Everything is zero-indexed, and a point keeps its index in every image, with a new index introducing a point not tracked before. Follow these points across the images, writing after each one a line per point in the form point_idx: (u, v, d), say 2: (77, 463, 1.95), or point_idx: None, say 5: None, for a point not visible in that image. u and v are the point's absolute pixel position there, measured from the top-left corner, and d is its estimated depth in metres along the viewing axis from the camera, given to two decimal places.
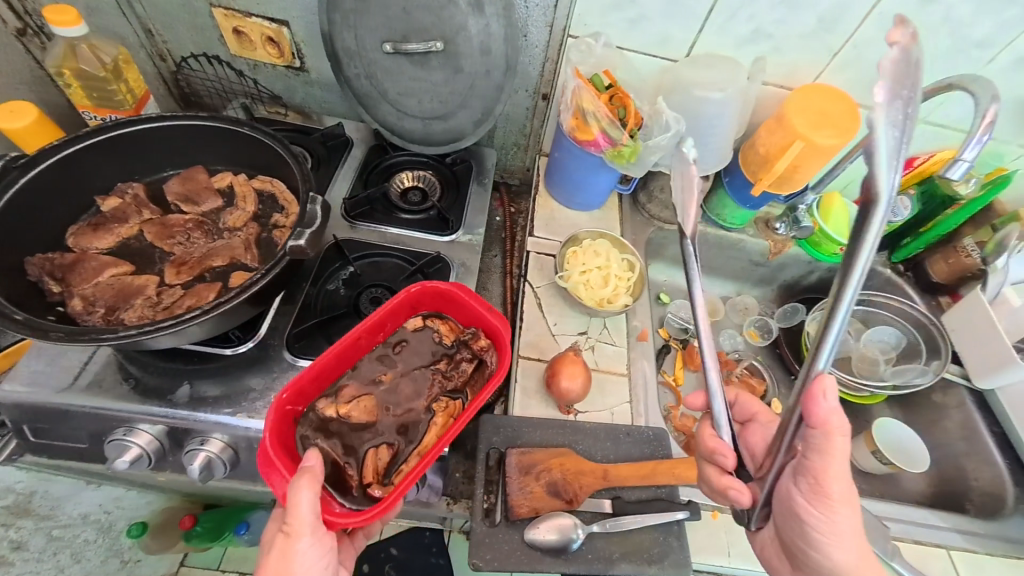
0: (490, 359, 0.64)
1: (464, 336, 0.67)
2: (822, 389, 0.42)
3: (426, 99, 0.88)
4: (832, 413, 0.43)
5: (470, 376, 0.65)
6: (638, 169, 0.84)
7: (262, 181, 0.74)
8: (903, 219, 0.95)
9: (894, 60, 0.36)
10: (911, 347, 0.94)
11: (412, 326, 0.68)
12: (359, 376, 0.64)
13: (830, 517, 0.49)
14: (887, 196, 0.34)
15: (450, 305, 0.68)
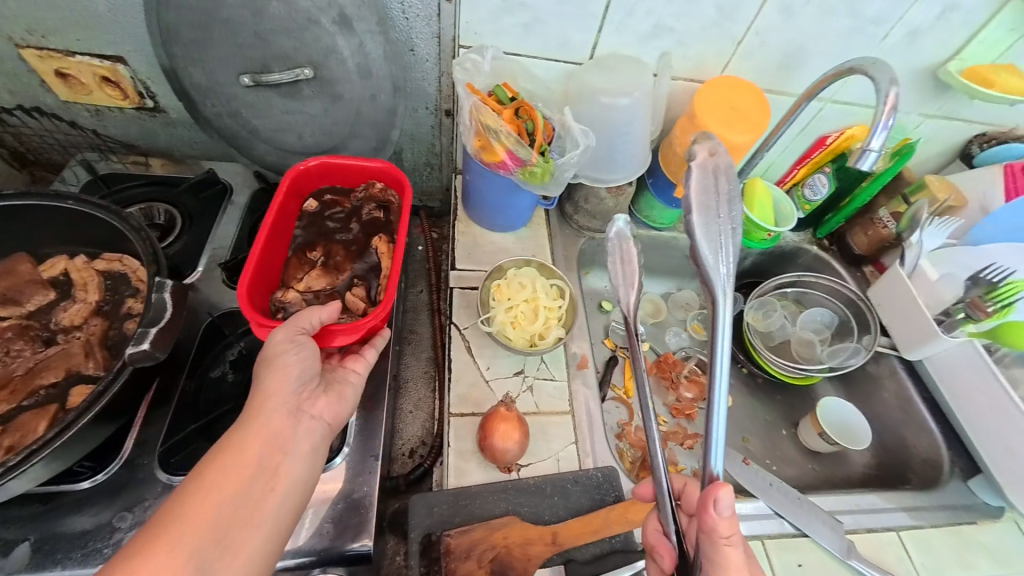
0: (391, 197, 0.69)
1: (360, 194, 0.69)
2: (715, 496, 0.44)
3: (308, 132, 0.77)
4: (722, 526, 0.44)
5: (386, 220, 0.68)
6: (556, 186, 0.77)
7: (107, 261, 0.62)
8: (822, 198, 0.95)
9: (697, 181, 0.48)
10: (844, 325, 0.96)
11: (310, 209, 0.68)
12: (294, 262, 0.65)
13: None
14: (722, 295, 0.47)
15: (329, 175, 0.69)
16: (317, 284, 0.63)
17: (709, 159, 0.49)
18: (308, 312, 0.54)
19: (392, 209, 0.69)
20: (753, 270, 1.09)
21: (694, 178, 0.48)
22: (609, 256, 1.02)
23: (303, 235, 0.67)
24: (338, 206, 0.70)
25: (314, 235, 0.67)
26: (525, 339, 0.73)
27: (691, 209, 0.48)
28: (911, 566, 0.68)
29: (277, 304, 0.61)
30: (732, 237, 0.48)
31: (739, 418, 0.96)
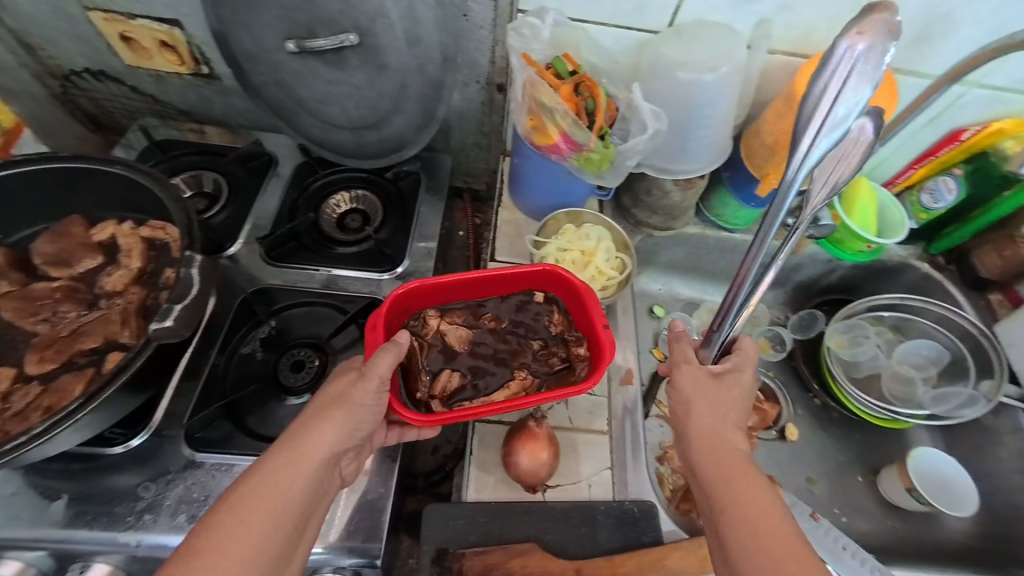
0: (580, 370, 0.57)
1: (568, 336, 0.60)
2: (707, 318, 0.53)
3: (352, 105, 0.73)
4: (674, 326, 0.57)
5: (552, 373, 0.58)
6: (614, 177, 0.67)
7: (151, 228, 0.62)
8: (945, 207, 0.79)
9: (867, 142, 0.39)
10: (955, 362, 0.79)
11: (528, 300, 0.62)
12: (468, 309, 0.62)
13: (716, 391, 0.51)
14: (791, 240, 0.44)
15: (573, 298, 0.60)
16: (456, 340, 0.59)
17: (855, 41, 0.33)
18: (388, 359, 0.48)
19: (568, 375, 0.58)
20: (840, 286, 0.92)
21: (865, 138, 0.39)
22: (667, 257, 0.91)
23: (496, 301, 0.62)
24: (548, 321, 0.61)
25: (509, 319, 0.62)
26: None
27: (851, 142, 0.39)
28: None
29: (417, 322, 0.59)
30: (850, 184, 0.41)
31: (805, 454, 0.83)
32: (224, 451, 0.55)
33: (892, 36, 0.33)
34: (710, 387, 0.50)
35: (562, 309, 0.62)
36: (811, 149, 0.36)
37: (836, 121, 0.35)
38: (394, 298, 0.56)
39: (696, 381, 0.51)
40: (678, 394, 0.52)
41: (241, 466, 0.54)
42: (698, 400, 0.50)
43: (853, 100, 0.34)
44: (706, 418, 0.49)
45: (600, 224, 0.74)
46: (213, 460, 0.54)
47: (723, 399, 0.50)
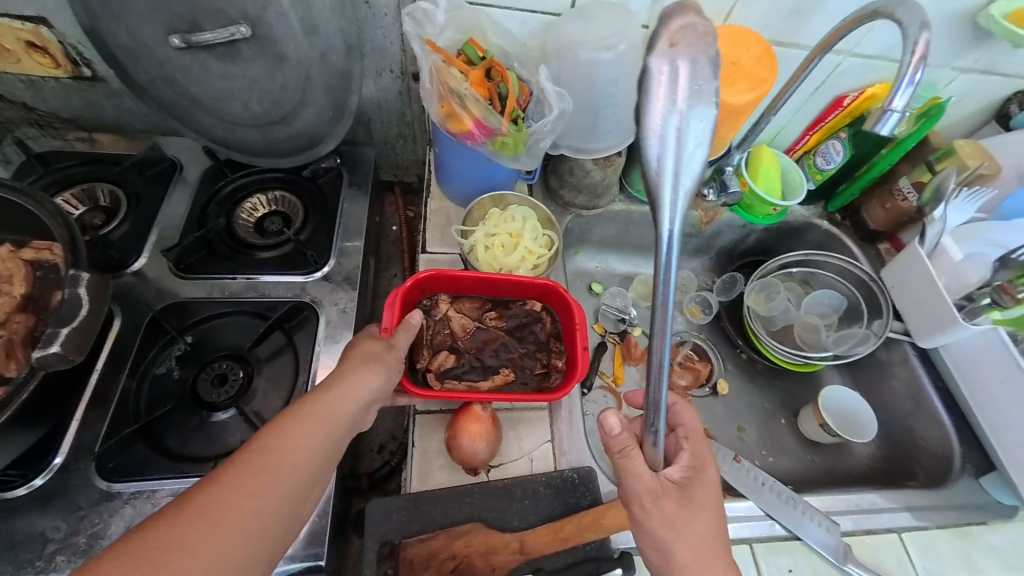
0: (556, 379, 0.62)
1: (555, 348, 0.65)
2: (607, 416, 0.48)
3: (255, 101, 0.69)
4: (612, 437, 0.48)
5: (532, 376, 0.64)
6: (531, 159, 0.69)
7: (32, 253, 0.56)
8: (835, 167, 0.86)
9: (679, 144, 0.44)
10: (853, 308, 0.88)
11: (526, 307, 0.67)
12: (475, 302, 0.67)
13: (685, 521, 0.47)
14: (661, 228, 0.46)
15: (565, 316, 0.65)
16: (460, 329, 0.65)
17: (667, 58, 0.43)
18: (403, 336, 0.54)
19: (546, 382, 0.63)
20: (756, 248, 1.00)
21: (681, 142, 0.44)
22: (599, 234, 0.95)
23: (500, 301, 0.68)
24: (543, 329, 0.66)
25: (510, 320, 0.67)
26: (492, 268, 0.71)
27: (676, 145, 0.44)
28: (913, 571, 0.63)
29: (428, 307, 0.66)
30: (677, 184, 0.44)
31: (734, 405, 0.90)
32: (142, 478, 0.52)
33: (705, 53, 0.42)
34: (684, 520, 0.46)
35: (554, 320, 0.67)
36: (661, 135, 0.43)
37: (684, 132, 0.43)
38: (416, 280, 0.62)
39: (669, 520, 0.46)
40: (654, 538, 0.46)
41: (163, 491, 0.52)
42: (675, 539, 0.46)
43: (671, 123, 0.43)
44: (689, 561, 0.46)
45: (525, 205, 0.76)
46: (131, 489, 0.51)
47: (700, 526, 0.47)
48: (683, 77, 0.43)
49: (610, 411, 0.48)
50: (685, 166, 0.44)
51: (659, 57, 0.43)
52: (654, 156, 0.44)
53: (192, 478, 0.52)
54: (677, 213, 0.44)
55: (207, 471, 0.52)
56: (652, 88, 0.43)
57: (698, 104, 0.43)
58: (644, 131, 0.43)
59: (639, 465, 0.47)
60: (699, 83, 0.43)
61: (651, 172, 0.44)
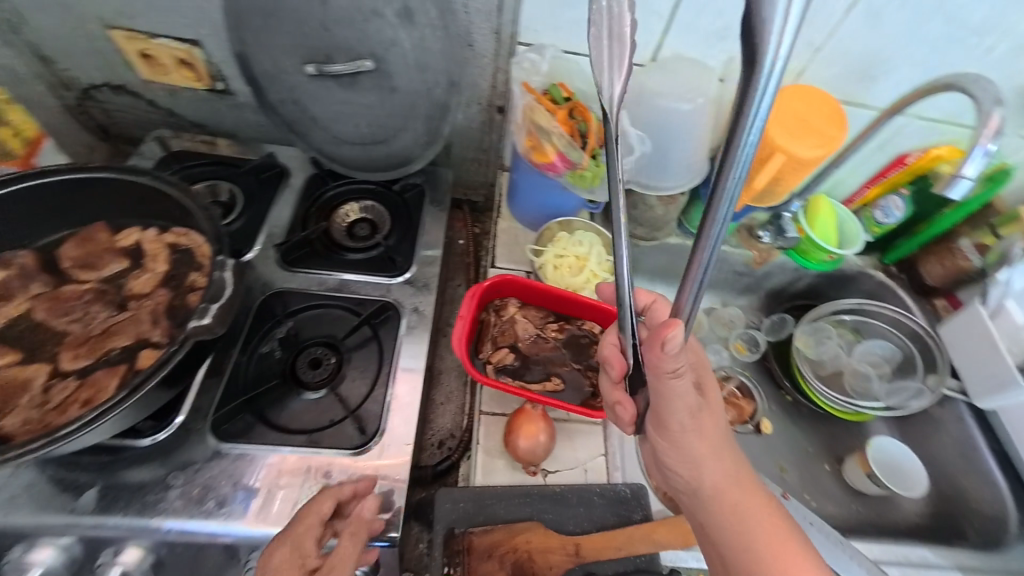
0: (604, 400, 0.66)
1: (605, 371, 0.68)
2: (666, 336, 0.40)
3: (363, 123, 0.78)
4: (666, 359, 0.42)
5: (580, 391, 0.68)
6: (604, 192, 0.74)
7: (176, 235, 0.65)
8: (895, 222, 0.88)
9: None
10: (906, 360, 0.89)
11: (585, 328, 0.72)
12: (539, 312, 0.73)
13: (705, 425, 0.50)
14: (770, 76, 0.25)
15: None
16: (523, 332, 0.70)
17: None
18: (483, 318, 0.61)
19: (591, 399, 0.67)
20: (806, 292, 1.02)
21: None
22: (651, 265, 1.00)
23: (562, 317, 0.73)
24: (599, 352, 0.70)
25: (569, 336, 0.71)
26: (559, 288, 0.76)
27: None
28: None
29: (497, 308, 0.72)
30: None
31: (777, 445, 0.91)
32: (247, 442, 0.58)
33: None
34: (707, 422, 0.50)
35: None
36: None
37: None
38: (494, 282, 0.69)
39: (697, 428, 0.50)
40: (685, 451, 0.50)
41: (264, 457, 0.58)
42: (700, 443, 0.50)
43: None
44: (710, 459, 0.50)
45: (590, 231, 0.81)
46: (239, 451, 0.58)
47: (715, 422, 0.51)
48: None
49: (678, 324, 0.40)
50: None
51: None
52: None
53: (287, 448, 0.58)
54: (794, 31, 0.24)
55: (301, 443, 0.59)
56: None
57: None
58: None
59: (683, 385, 0.46)
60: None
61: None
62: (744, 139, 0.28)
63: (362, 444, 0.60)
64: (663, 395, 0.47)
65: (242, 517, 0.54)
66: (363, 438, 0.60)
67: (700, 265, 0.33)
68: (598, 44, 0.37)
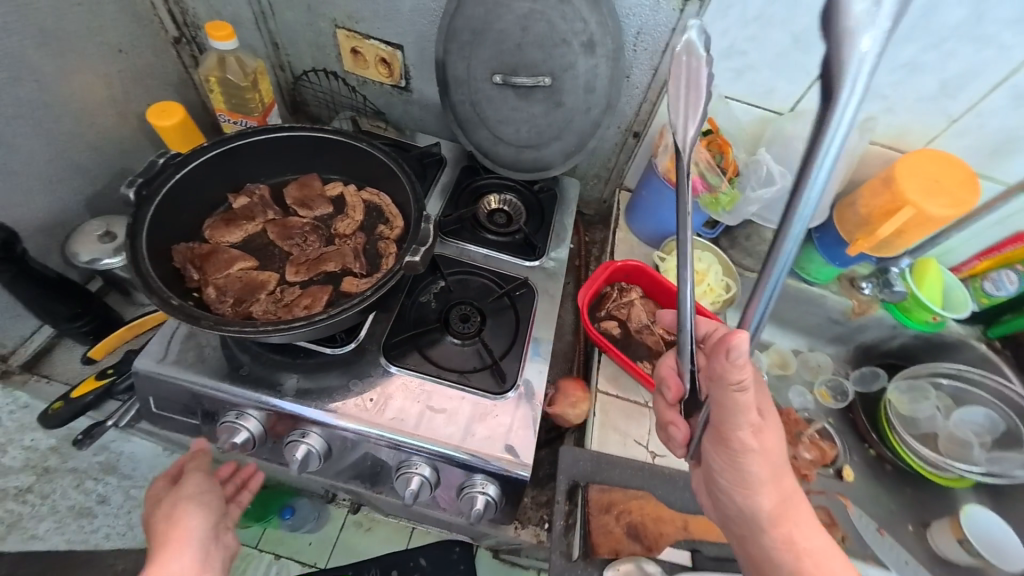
0: None
1: None
2: (731, 343, 0.43)
3: (525, 128, 0.92)
4: (735, 369, 0.44)
5: None
6: (733, 218, 0.83)
7: (370, 194, 0.80)
8: (1007, 295, 0.90)
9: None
10: (1009, 434, 0.89)
11: None
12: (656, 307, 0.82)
13: (766, 445, 0.50)
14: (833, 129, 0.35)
15: None
16: (636, 316, 0.81)
17: None
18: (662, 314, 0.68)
19: None
20: (899, 352, 1.02)
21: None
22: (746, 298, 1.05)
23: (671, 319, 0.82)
24: None
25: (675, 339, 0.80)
26: None
27: None
28: None
29: (621, 288, 0.83)
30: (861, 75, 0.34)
31: (857, 494, 0.92)
32: (408, 367, 0.69)
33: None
34: (769, 443, 0.50)
35: None
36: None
37: None
38: (627, 265, 0.82)
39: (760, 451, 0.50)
40: (744, 474, 0.50)
41: (422, 385, 0.68)
42: (760, 467, 0.50)
43: None
44: (765, 483, 0.51)
45: (708, 253, 0.88)
46: (402, 376, 0.68)
47: (776, 446, 0.51)
48: None
49: (744, 334, 0.43)
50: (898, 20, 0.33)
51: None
52: (858, 16, 0.33)
53: (444, 381, 0.68)
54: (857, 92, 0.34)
55: (452, 379, 0.69)
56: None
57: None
58: None
59: (749, 401, 0.47)
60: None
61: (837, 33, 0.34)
62: (813, 176, 0.37)
63: (499, 393, 0.68)
64: (725, 408, 0.48)
65: (403, 428, 0.64)
66: (500, 387, 0.69)
67: (777, 261, 0.41)
68: (679, 94, 0.54)
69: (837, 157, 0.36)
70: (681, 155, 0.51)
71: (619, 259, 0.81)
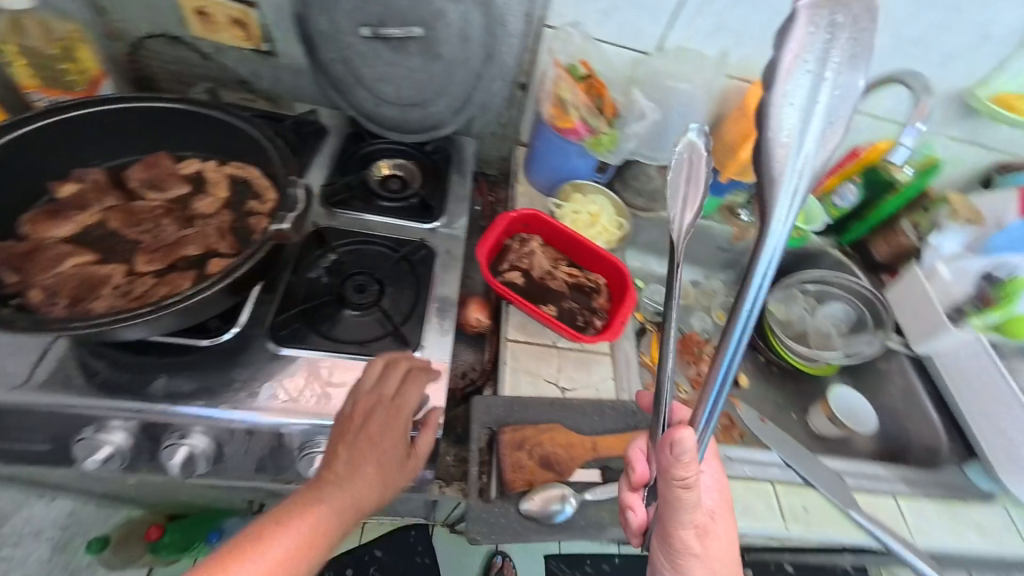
0: (591, 330, 0.77)
1: (598, 313, 0.79)
2: (675, 439, 0.45)
3: (405, 85, 0.87)
4: (679, 465, 0.46)
5: (570, 320, 0.78)
6: (616, 157, 0.86)
7: (234, 168, 0.71)
8: (849, 204, 1.04)
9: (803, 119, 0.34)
10: (860, 320, 1.02)
11: (590, 280, 0.82)
12: (556, 254, 0.84)
13: (709, 547, 0.53)
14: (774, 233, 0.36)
15: (623, 292, 0.80)
16: (539, 265, 0.83)
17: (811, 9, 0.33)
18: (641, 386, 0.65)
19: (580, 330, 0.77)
20: (777, 268, 1.16)
21: (808, 123, 0.34)
22: (646, 238, 1.12)
23: (571, 263, 0.84)
24: (598, 301, 0.81)
25: (577, 282, 0.82)
26: None
27: (767, 109, 0.34)
28: (904, 525, 0.75)
29: (521, 239, 0.84)
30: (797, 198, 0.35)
31: (751, 396, 1.04)
32: (302, 344, 0.65)
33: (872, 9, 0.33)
34: (713, 549, 0.53)
35: (607, 296, 0.81)
36: (799, 111, 0.34)
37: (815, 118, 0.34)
38: (523, 212, 0.82)
39: (703, 548, 0.52)
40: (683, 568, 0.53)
41: (320, 361, 0.65)
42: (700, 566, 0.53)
43: (799, 98, 0.34)
44: None
45: (601, 195, 0.92)
46: (296, 356, 0.64)
47: (721, 555, 0.54)
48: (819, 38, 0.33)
49: (686, 428, 0.45)
50: (831, 151, 0.34)
51: (816, 6, 0.33)
52: (789, 134, 0.34)
53: (342, 353, 0.66)
54: (794, 208, 0.35)
55: (353, 350, 0.66)
56: (796, 53, 0.33)
57: (853, 68, 0.34)
58: (762, 112, 0.34)
59: (694, 498, 0.49)
60: (856, 34, 0.33)
61: (771, 155, 0.34)
62: (753, 286, 0.38)
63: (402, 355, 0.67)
64: (673, 505, 0.49)
65: (301, 407, 0.60)
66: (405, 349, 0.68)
67: (723, 360, 0.42)
68: (678, 183, 0.51)
69: (767, 279, 0.38)
70: (673, 246, 0.49)
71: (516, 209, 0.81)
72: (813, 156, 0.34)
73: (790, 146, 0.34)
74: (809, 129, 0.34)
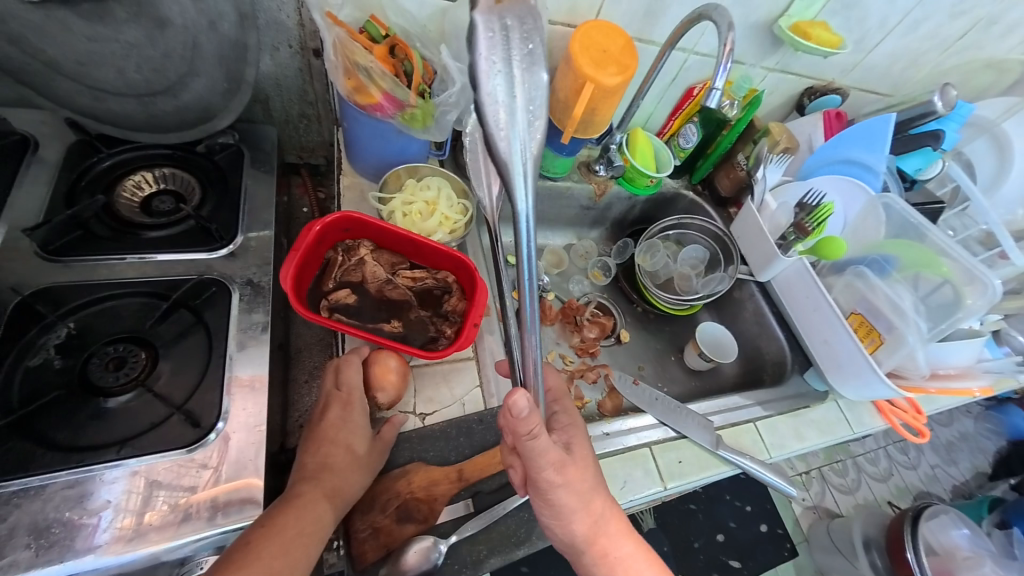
0: (441, 341, 0.67)
1: (451, 317, 0.70)
2: (512, 403, 0.47)
3: (131, 68, 0.63)
4: (521, 423, 0.48)
5: (420, 338, 0.67)
6: (439, 132, 0.74)
7: None
8: (692, 145, 1.00)
9: (507, 107, 0.39)
10: (713, 258, 1.06)
11: (437, 279, 0.71)
12: (393, 257, 0.72)
13: (572, 486, 0.54)
14: (524, 210, 0.40)
15: (472, 286, 0.69)
16: (372, 275, 0.69)
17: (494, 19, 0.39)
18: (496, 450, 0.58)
19: (434, 345, 0.67)
20: (641, 217, 1.15)
21: (518, 110, 0.39)
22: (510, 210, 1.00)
23: (409, 266, 0.72)
24: (450, 304, 0.70)
25: (421, 287, 0.71)
26: None
27: (480, 102, 0.39)
28: (763, 446, 0.82)
29: (345, 250, 0.69)
30: (531, 176, 0.40)
31: (634, 349, 1.05)
32: (26, 474, 0.48)
33: (527, 33, 0.40)
34: (576, 481, 0.55)
35: (460, 295, 0.71)
36: (504, 104, 0.39)
37: (517, 105, 0.39)
38: (337, 220, 0.66)
39: (566, 483, 0.54)
40: (558, 511, 0.55)
41: (56, 480, 0.49)
42: (570, 500, 0.54)
43: (502, 86, 0.38)
44: (578, 513, 0.55)
45: (438, 175, 0.79)
46: (18, 486, 0.48)
47: (583, 475, 0.56)
48: (497, 44, 0.39)
49: (521, 390, 0.47)
50: (540, 133, 0.40)
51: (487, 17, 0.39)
52: (504, 124, 0.39)
53: (94, 464, 0.50)
54: (531, 185, 0.40)
55: (109, 458, 0.50)
56: (488, 65, 0.38)
57: (533, 67, 0.40)
58: (479, 93, 0.38)
59: (544, 443, 0.51)
60: (528, 44, 0.40)
61: (499, 147, 0.39)
62: (526, 263, 0.42)
63: (195, 441, 0.52)
64: (530, 456, 0.52)
65: (28, 567, 0.45)
66: (196, 433, 0.53)
67: (530, 339, 0.45)
68: (476, 161, 0.62)
69: (534, 247, 0.41)
70: (489, 220, 0.56)
71: (320, 221, 0.63)
72: (530, 145, 0.40)
73: (508, 136, 0.39)
74: (514, 109, 0.39)
